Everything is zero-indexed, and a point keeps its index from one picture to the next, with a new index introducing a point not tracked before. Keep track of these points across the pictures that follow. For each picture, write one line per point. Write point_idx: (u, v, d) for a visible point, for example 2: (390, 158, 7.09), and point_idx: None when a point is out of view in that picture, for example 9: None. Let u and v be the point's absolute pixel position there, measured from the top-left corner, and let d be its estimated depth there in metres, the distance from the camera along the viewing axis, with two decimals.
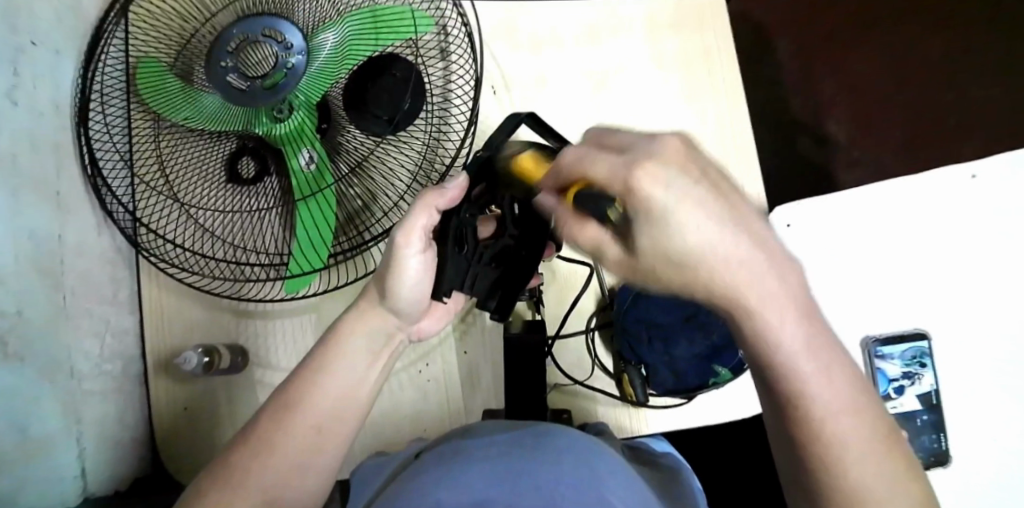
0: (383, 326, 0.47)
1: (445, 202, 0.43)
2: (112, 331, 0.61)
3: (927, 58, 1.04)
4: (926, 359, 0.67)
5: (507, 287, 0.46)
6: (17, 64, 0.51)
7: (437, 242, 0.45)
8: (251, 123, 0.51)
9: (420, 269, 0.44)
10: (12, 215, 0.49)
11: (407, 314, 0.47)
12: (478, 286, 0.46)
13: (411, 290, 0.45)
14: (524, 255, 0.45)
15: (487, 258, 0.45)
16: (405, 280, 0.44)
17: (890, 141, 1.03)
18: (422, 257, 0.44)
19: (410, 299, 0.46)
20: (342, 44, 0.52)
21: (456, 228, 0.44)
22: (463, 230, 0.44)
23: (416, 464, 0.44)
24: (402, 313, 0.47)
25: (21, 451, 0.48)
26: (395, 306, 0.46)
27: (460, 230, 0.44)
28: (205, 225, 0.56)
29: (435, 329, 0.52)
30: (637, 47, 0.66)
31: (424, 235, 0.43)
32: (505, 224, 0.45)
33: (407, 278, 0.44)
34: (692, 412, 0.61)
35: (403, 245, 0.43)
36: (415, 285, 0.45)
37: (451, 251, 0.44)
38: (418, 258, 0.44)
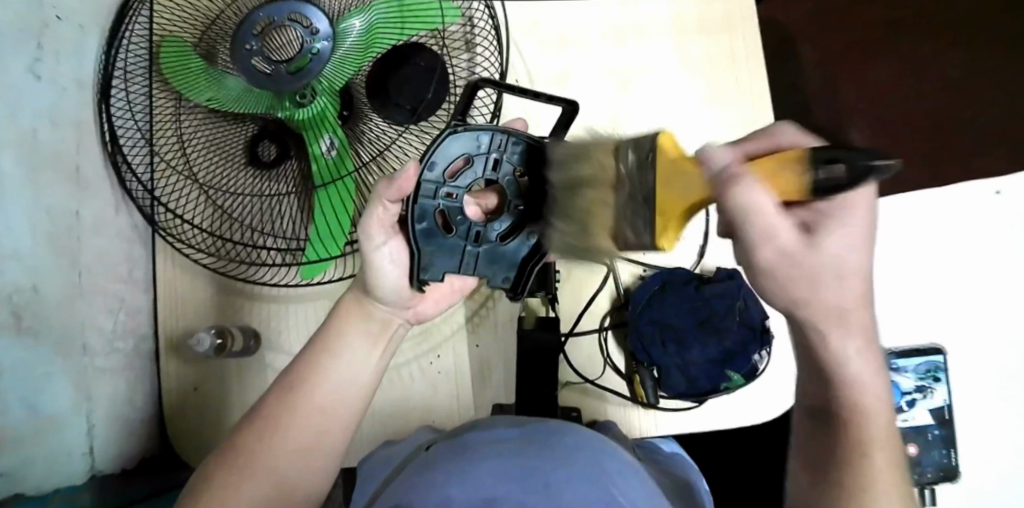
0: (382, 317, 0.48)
1: (397, 193, 0.43)
2: (126, 310, 0.61)
3: (950, 70, 1.04)
4: (941, 374, 0.65)
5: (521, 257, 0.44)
6: (42, 40, 0.51)
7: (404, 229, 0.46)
8: (274, 107, 0.51)
9: (391, 258, 0.45)
10: (30, 190, 0.49)
11: (393, 302, 0.48)
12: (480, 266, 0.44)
13: (388, 280, 0.46)
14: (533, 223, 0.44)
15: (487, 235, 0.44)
16: (381, 272, 0.46)
17: (909, 152, 1.02)
18: (390, 245, 0.45)
19: (394, 290, 0.47)
20: (367, 31, 0.52)
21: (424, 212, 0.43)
22: (431, 215, 0.43)
23: (428, 455, 0.44)
24: (385, 301, 0.47)
25: (31, 427, 0.49)
26: (374, 291, 0.47)
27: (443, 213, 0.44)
28: (222, 207, 0.56)
29: (433, 313, 0.51)
30: (663, 48, 0.65)
31: (387, 225, 0.44)
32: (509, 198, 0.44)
33: (379, 267, 0.45)
34: (703, 415, 0.61)
35: (367, 237, 0.44)
36: (389, 271, 0.46)
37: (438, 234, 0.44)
38: (386, 248, 0.45)
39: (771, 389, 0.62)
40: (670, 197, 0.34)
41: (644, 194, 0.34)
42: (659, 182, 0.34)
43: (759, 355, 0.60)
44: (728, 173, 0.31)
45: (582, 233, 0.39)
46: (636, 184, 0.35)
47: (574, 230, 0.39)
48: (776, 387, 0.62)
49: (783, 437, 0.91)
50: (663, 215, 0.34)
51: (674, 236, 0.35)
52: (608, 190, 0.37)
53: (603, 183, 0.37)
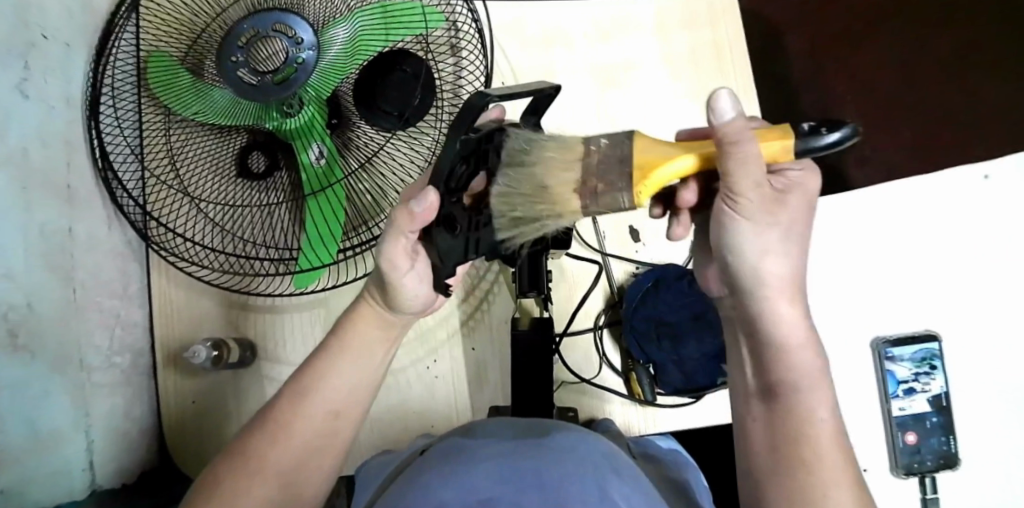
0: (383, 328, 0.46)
1: (419, 223, 0.39)
2: (121, 325, 0.61)
3: (939, 57, 1.04)
4: (936, 361, 0.66)
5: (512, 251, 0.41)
6: (28, 58, 0.51)
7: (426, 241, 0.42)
8: (262, 118, 0.50)
9: (418, 277, 0.43)
10: (22, 208, 0.49)
11: (415, 310, 0.46)
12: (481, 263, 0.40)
13: (416, 295, 0.44)
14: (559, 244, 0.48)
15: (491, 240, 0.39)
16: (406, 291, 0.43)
17: (901, 140, 1.02)
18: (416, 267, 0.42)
19: (415, 302, 0.45)
20: (352, 39, 0.51)
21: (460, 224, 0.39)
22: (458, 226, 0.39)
23: (428, 457, 0.45)
24: (415, 309, 0.45)
25: (30, 445, 0.49)
26: (398, 305, 0.44)
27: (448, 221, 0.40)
28: (214, 220, 0.57)
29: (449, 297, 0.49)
30: (647, 44, 0.66)
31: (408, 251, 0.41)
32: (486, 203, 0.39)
33: (407, 290, 0.43)
34: (699, 411, 0.61)
35: (392, 269, 0.41)
36: (415, 289, 0.43)
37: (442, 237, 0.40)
38: (411, 272, 0.42)
39: None
40: (650, 158, 0.32)
41: (620, 153, 0.33)
42: (639, 146, 0.33)
43: None
44: (728, 130, 0.31)
45: (535, 197, 0.35)
46: (609, 153, 0.33)
47: (521, 182, 0.35)
48: None
49: None
50: (643, 171, 0.31)
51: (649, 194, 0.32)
52: (573, 159, 0.34)
53: (570, 155, 0.35)
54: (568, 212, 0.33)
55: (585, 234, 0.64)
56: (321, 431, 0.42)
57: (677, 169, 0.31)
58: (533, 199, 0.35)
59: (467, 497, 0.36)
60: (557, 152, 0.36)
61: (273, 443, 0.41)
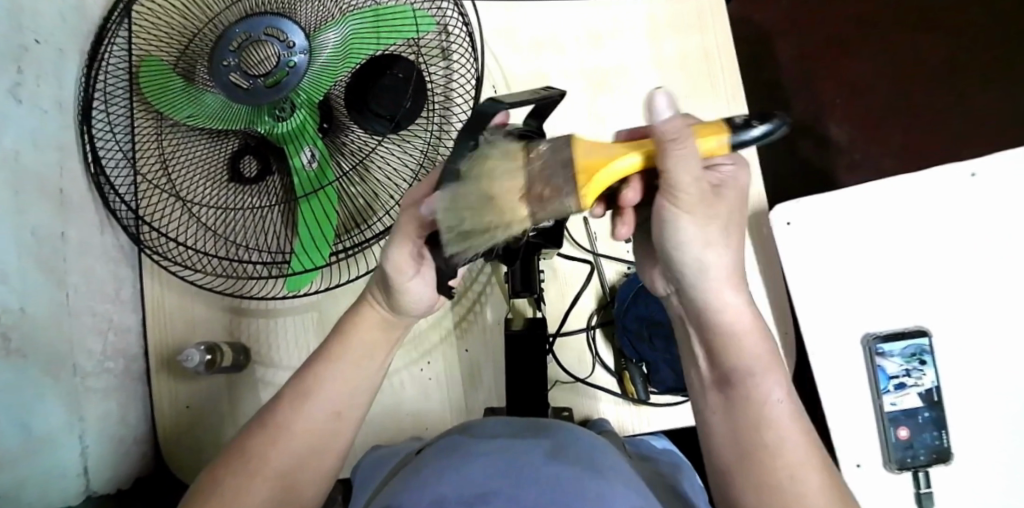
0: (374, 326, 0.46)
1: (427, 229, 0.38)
2: (115, 330, 0.61)
3: (926, 60, 1.05)
4: (927, 357, 0.67)
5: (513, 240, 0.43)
6: (21, 64, 0.51)
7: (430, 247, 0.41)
8: (254, 121, 0.51)
9: (422, 284, 0.43)
10: (15, 212, 0.49)
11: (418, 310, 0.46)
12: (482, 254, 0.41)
13: (417, 297, 0.44)
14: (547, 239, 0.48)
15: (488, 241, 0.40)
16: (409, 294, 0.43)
17: (890, 142, 1.03)
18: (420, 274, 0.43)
19: (416, 303, 0.45)
20: (343, 42, 0.52)
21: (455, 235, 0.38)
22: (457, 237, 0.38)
23: (421, 457, 0.45)
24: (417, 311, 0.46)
25: (24, 449, 0.49)
26: (401, 308, 0.45)
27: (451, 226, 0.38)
28: (207, 223, 0.57)
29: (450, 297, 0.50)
30: (636, 46, 0.66)
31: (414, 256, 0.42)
32: None
33: (414, 296, 0.44)
34: (691, 409, 0.62)
35: (398, 275, 0.42)
36: (420, 291, 0.43)
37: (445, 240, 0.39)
38: (417, 280, 0.43)
39: None
40: (592, 159, 0.34)
41: (562, 158, 0.34)
42: (578, 148, 0.34)
43: None
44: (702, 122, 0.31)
45: (479, 209, 0.33)
46: (548, 160, 0.35)
47: (467, 199, 0.33)
48: None
49: None
50: (587, 173, 0.34)
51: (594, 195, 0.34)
52: (517, 166, 0.34)
53: (512, 162, 0.35)
54: (518, 220, 0.33)
55: (576, 234, 0.64)
56: (313, 432, 0.42)
57: (622, 167, 0.34)
58: (480, 213, 0.33)
59: (461, 494, 0.36)
60: (500, 157, 0.35)
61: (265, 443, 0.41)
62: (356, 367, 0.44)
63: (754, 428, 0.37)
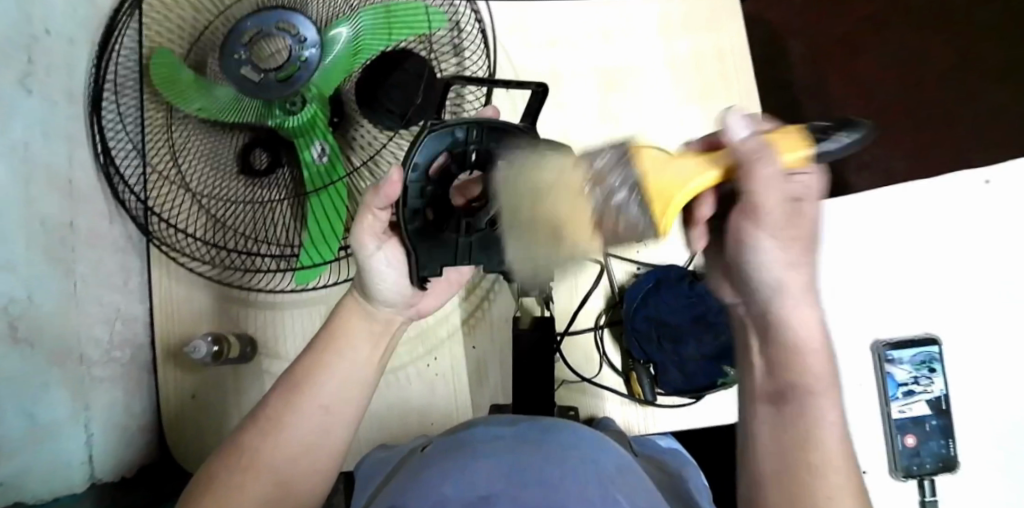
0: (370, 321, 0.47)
1: (386, 199, 0.41)
2: (122, 320, 0.61)
3: (939, 62, 1.04)
4: (936, 364, 0.66)
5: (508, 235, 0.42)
6: (32, 53, 0.51)
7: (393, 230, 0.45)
8: (264, 116, 0.51)
9: (388, 265, 0.45)
10: (24, 201, 0.49)
11: (398, 302, 0.47)
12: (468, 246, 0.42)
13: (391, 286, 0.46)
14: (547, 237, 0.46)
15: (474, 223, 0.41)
16: (381, 280, 0.45)
17: (901, 145, 1.02)
18: (384, 252, 0.44)
19: (391, 292, 0.46)
20: (354, 40, 0.51)
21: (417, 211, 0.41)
22: (419, 213, 0.41)
23: (428, 455, 0.45)
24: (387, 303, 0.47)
25: (31, 437, 0.49)
26: (377, 298, 0.46)
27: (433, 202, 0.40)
28: (216, 215, 0.56)
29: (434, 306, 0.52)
30: (649, 44, 0.66)
31: (377, 233, 0.43)
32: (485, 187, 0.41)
33: (380, 277, 0.45)
34: (697, 412, 0.62)
35: (362, 246, 0.43)
36: (382, 268, 0.44)
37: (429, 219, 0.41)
38: (381, 257, 0.44)
39: None
40: (671, 184, 0.33)
41: (632, 176, 0.33)
42: (643, 162, 0.34)
43: None
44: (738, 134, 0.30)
45: (549, 234, 0.36)
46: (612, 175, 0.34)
47: (540, 231, 0.36)
48: None
49: None
50: (662, 202, 0.33)
51: (672, 217, 0.33)
52: (576, 184, 0.35)
53: (571, 189, 0.35)
54: (584, 240, 0.35)
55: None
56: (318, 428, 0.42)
57: (699, 184, 0.34)
58: (552, 235, 0.36)
59: (466, 494, 0.36)
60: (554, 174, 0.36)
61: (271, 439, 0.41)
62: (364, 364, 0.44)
63: (772, 436, 0.36)
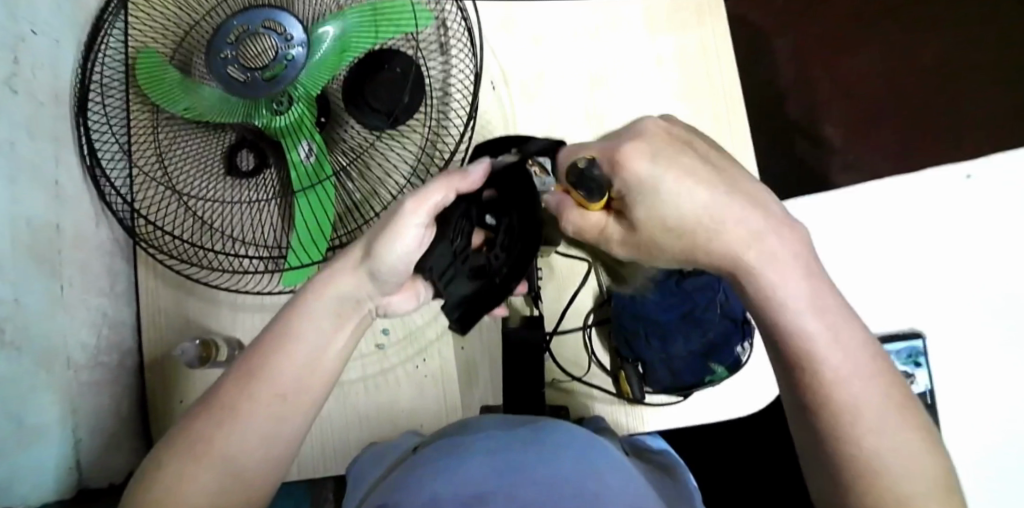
0: (355, 291, 0.44)
1: (467, 183, 0.42)
2: (109, 323, 0.61)
3: (925, 60, 1.05)
4: (921, 358, 0.67)
5: (476, 300, 0.42)
6: (17, 52, 0.51)
7: (439, 223, 0.43)
8: (252, 114, 0.50)
9: (416, 240, 0.41)
10: (11, 204, 0.49)
11: (384, 283, 0.44)
12: (450, 287, 0.43)
13: (399, 255, 0.42)
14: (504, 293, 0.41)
15: (470, 263, 0.43)
16: (399, 240, 0.41)
17: (889, 142, 1.03)
18: (423, 230, 0.41)
19: (393, 271, 0.43)
20: (341, 38, 0.51)
21: (464, 219, 0.43)
22: (464, 222, 0.43)
23: (414, 458, 0.45)
24: (379, 280, 0.44)
25: (16, 440, 0.48)
26: (375, 269, 0.43)
27: (460, 223, 0.43)
28: (203, 216, 0.56)
29: (402, 309, 0.48)
30: (636, 43, 0.66)
31: (433, 211, 0.41)
32: (497, 237, 0.42)
33: (400, 244, 0.41)
34: (689, 409, 0.61)
35: (410, 212, 0.40)
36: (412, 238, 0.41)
37: (446, 237, 0.43)
38: (418, 230, 0.41)
39: (757, 381, 0.61)
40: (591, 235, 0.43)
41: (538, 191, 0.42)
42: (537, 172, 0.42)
43: (743, 346, 0.61)
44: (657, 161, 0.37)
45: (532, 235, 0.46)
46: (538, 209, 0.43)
47: None
48: (758, 379, 0.62)
49: (777, 428, 0.92)
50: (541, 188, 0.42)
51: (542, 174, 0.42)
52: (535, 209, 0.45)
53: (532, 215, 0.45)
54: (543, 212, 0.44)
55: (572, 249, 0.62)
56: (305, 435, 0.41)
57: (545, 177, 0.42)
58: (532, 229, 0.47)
59: (459, 496, 0.36)
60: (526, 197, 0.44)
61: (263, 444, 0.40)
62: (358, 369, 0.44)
63: None
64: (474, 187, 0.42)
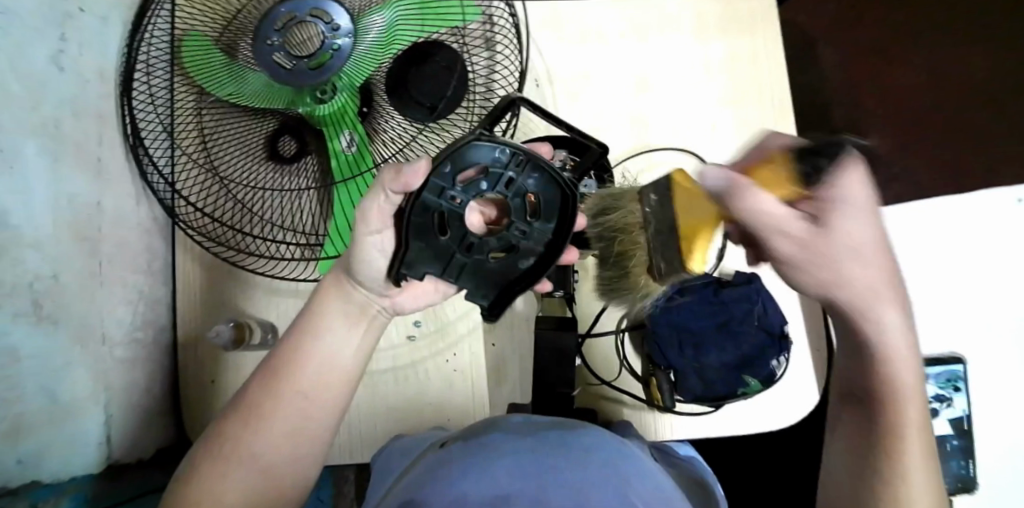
0: (355, 295, 0.45)
1: (401, 184, 0.38)
2: (144, 301, 0.61)
3: (975, 74, 1.02)
4: (959, 383, 0.69)
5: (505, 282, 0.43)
6: (65, 30, 0.51)
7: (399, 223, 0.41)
8: (295, 103, 0.52)
9: (382, 248, 0.42)
10: (53, 179, 0.49)
11: (376, 288, 0.44)
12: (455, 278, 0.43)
13: (370, 265, 0.43)
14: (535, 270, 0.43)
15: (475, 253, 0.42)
16: (364, 250, 0.42)
17: (932, 157, 1.01)
18: (383, 237, 0.42)
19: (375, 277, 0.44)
20: (388, 28, 0.53)
21: (431, 216, 0.40)
22: (430, 214, 0.40)
23: (444, 453, 0.45)
24: (366, 285, 0.44)
25: (49, 415, 0.48)
26: (357, 277, 0.44)
27: (427, 220, 0.40)
28: (241, 201, 0.56)
29: (415, 308, 0.48)
30: (685, 46, 0.65)
31: (384, 218, 0.40)
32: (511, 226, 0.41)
33: (369, 254, 0.42)
34: (721, 422, 0.59)
35: (361, 224, 0.41)
36: (376, 247, 0.42)
37: (426, 238, 0.41)
38: (377, 238, 0.41)
39: (793, 395, 0.59)
40: (687, 220, 0.42)
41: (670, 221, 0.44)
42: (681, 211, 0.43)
43: (778, 360, 0.60)
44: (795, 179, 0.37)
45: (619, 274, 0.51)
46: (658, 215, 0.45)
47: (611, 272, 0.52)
48: (796, 393, 0.59)
49: (802, 440, 0.91)
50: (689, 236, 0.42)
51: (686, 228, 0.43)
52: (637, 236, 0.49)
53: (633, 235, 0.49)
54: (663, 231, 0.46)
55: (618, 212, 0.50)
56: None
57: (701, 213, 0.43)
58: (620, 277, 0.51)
59: (482, 496, 0.37)
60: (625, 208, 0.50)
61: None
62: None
63: None
64: (413, 186, 0.38)
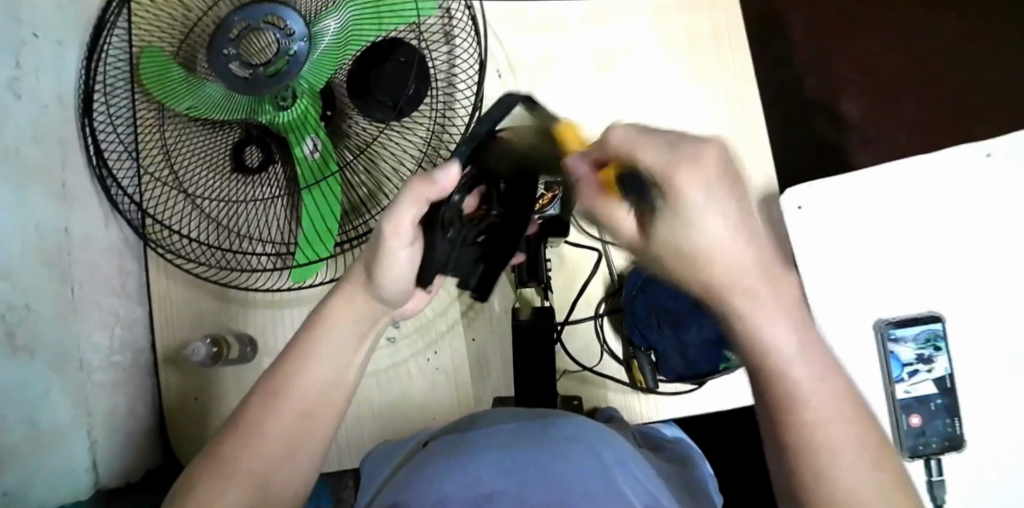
0: (365, 311, 0.43)
1: (437, 194, 0.38)
2: (122, 323, 0.61)
3: (942, 32, 1.02)
4: (940, 342, 0.66)
5: (492, 259, 0.42)
6: (19, 57, 0.50)
7: (424, 229, 0.40)
8: (256, 110, 0.50)
9: (410, 258, 0.41)
10: (16, 209, 0.48)
11: (395, 300, 0.44)
12: (460, 267, 0.42)
13: (399, 278, 0.41)
14: (513, 228, 0.43)
15: (473, 235, 0.42)
16: (393, 263, 0.40)
17: (905, 120, 1.01)
18: (411, 249, 0.40)
19: (399, 290, 0.43)
20: (342, 30, 0.50)
21: (443, 216, 0.40)
22: (447, 215, 0.40)
23: (429, 449, 0.45)
24: (390, 299, 0.43)
25: (31, 446, 0.48)
26: (382, 292, 0.42)
27: (447, 215, 0.40)
28: (211, 215, 0.57)
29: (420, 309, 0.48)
30: (643, 25, 0.65)
31: (414, 227, 0.39)
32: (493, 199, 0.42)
33: (396, 269, 0.41)
34: (703, 396, 0.61)
35: (393, 237, 0.39)
36: (405, 263, 0.41)
37: (438, 236, 0.40)
38: (406, 251, 0.40)
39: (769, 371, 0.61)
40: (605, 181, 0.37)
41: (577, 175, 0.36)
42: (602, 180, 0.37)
43: None
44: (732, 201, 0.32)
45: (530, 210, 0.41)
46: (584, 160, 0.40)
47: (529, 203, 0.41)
48: None
49: None
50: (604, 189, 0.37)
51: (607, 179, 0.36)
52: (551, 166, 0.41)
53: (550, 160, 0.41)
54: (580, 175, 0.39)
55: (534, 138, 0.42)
56: (289, 430, 0.40)
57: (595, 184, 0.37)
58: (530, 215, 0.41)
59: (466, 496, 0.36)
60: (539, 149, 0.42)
61: (248, 440, 0.39)
62: (341, 361, 0.42)
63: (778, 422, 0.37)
64: (443, 193, 0.38)
